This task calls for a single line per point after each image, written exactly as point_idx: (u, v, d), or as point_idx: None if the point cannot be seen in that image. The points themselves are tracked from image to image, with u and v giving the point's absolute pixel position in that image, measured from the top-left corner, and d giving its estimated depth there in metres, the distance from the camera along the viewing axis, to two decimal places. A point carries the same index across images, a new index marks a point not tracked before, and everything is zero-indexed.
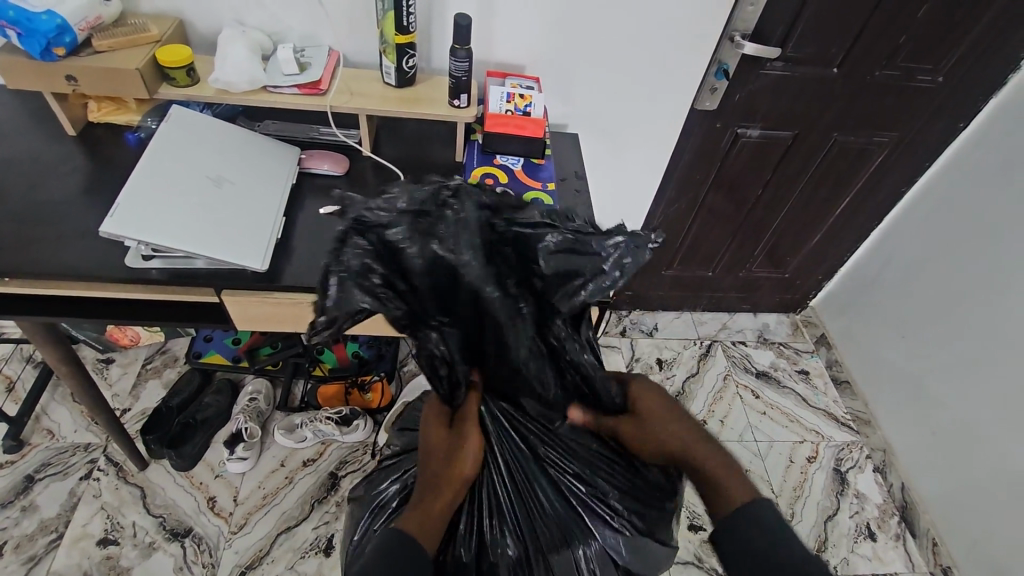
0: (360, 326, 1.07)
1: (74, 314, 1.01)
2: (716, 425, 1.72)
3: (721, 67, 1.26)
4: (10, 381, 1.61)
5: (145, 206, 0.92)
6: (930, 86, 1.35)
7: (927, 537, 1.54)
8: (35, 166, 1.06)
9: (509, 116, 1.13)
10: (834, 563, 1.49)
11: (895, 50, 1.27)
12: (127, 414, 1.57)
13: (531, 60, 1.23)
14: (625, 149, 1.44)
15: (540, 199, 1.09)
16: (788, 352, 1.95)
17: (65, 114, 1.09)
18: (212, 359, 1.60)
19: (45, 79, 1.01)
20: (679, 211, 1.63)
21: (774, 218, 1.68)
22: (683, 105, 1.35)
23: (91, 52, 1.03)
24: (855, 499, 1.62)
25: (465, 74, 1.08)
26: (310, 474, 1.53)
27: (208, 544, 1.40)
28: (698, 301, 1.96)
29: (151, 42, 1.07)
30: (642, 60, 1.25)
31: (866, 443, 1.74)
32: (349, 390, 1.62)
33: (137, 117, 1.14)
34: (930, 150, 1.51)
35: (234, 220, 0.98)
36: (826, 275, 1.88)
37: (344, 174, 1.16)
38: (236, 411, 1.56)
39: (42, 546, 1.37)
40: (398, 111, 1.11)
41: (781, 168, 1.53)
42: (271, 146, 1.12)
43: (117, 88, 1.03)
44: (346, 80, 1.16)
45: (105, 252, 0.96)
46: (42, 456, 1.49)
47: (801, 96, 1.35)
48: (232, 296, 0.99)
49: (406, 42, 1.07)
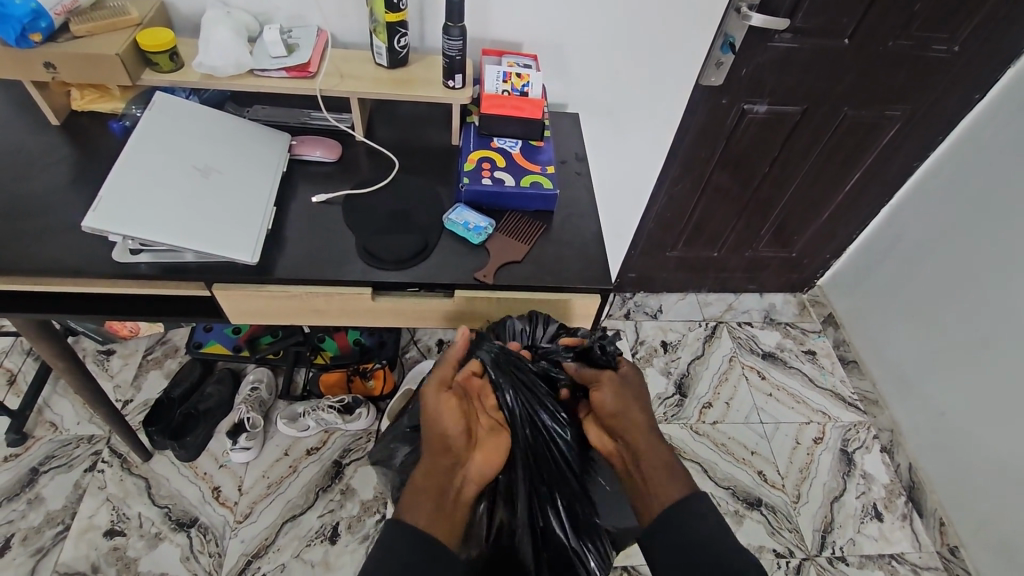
0: (356, 317, 1.04)
1: (63, 311, 0.99)
2: (721, 407, 1.71)
3: (727, 40, 1.21)
4: (11, 374, 1.60)
5: (127, 201, 0.89)
6: (946, 56, 1.29)
7: (934, 517, 1.53)
8: (18, 159, 1.03)
9: (506, 96, 1.09)
10: (840, 544, 1.48)
11: (909, 20, 1.21)
12: (129, 406, 1.57)
13: (527, 36, 1.18)
14: (626, 129, 1.39)
15: (539, 182, 1.06)
16: (795, 332, 1.92)
17: (46, 102, 1.05)
18: (213, 349, 1.57)
19: (22, 67, 0.97)
20: (683, 190, 1.59)
21: (781, 197, 1.64)
22: (687, 83, 1.30)
23: (70, 37, 0.99)
24: (861, 480, 1.61)
25: (460, 54, 1.03)
26: (314, 463, 1.53)
27: (214, 534, 1.41)
28: (702, 282, 1.93)
29: (131, 25, 1.02)
30: (643, 34, 1.20)
31: (874, 424, 1.72)
32: (351, 377, 1.60)
33: (121, 105, 1.10)
34: (943, 125, 1.45)
35: (225, 211, 0.95)
36: (834, 254, 1.85)
37: (337, 160, 1.12)
38: (238, 401, 1.54)
39: (50, 538, 1.37)
40: (390, 93, 1.07)
41: (790, 143, 1.48)
42: (259, 133, 1.08)
43: (99, 76, 0.99)
44: (336, 62, 1.12)
45: (92, 247, 0.94)
46: (46, 448, 1.49)
47: (811, 68, 1.30)
48: (223, 291, 0.96)
49: (397, 20, 1.02)
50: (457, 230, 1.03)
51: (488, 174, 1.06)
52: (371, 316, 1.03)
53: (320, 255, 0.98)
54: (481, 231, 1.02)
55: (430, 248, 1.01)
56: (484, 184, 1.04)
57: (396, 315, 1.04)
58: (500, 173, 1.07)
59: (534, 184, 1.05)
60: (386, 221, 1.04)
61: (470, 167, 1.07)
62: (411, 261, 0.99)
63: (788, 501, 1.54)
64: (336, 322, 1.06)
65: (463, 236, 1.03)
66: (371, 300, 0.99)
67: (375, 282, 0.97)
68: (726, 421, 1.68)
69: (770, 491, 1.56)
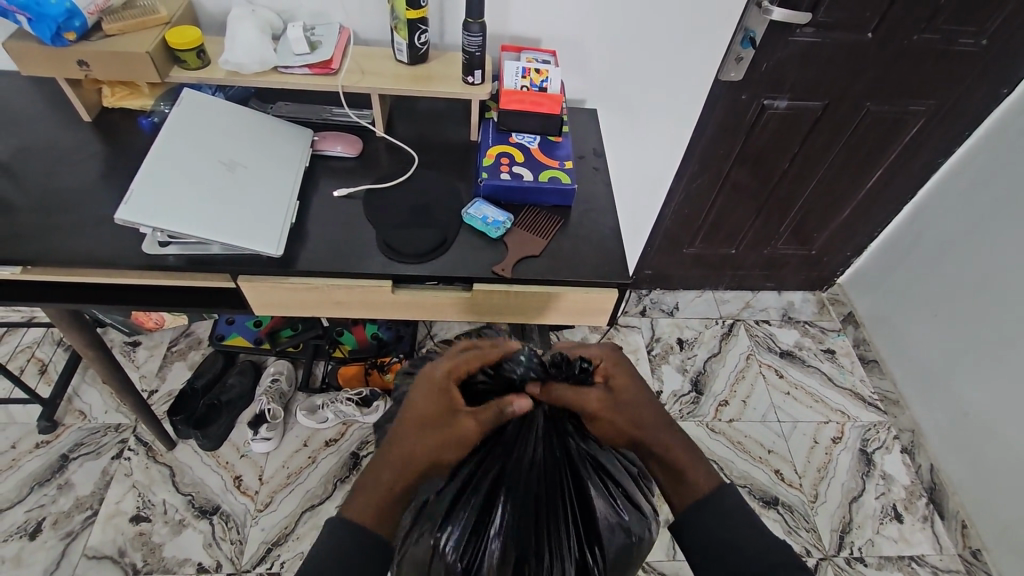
0: (376, 311, 1.06)
1: (93, 301, 1.02)
2: (737, 405, 1.70)
3: (747, 35, 1.20)
4: (42, 363, 1.65)
5: (156, 194, 0.91)
6: (972, 50, 1.27)
7: (956, 519, 1.50)
8: (52, 154, 1.06)
9: (524, 92, 1.09)
10: (858, 545, 1.47)
11: (935, 13, 1.19)
12: (154, 396, 1.61)
13: (546, 33, 1.19)
14: (644, 126, 1.39)
15: (557, 177, 1.06)
16: (814, 330, 1.90)
17: (79, 100, 1.09)
18: (235, 341, 1.61)
19: (57, 65, 1.00)
20: (701, 186, 1.58)
21: (801, 194, 1.62)
22: (707, 78, 1.29)
23: (102, 36, 1.02)
24: (881, 480, 1.59)
25: (479, 50, 1.04)
26: (332, 454, 1.56)
27: (235, 522, 1.44)
28: (720, 279, 1.92)
29: (160, 24, 1.05)
30: (663, 29, 1.20)
31: (894, 424, 1.70)
32: (369, 370, 1.62)
33: (150, 102, 1.13)
34: (970, 119, 1.43)
35: (250, 205, 0.98)
36: (854, 252, 1.83)
37: (358, 156, 1.14)
38: (259, 393, 1.57)
39: (79, 522, 1.41)
40: (411, 90, 1.09)
41: (810, 140, 1.47)
42: (283, 129, 1.10)
43: (129, 73, 1.02)
44: (358, 59, 1.13)
45: (122, 240, 0.97)
46: (75, 436, 1.54)
47: (832, 64, 1.29)
48: (248, 283, 0.98)
49: (418, 17, 1.04)
50: (476, 224, 1.04)
51: (506, 169, 1.07)
52: (391, 309, 1.05)
53: (340, 249, 1.00)
54: (499, 225, 1.03)
55: (449, 243, 1.02)
56: (503, 179, 1.05)
57: (416, 308, 1.05)
58: (518, 168, 1.07)
59: (552, 179, 1.06)
60: (405, 216, 1.05)
61: (488, 163, 1.08)
62: (432, 255, 1.00)
63: (805, 501, 1.53)
64: (356, 315, 1.08)
65: (481, 231, 1.04)
66: (392, 293, 1.01)
67: (394, 276, 0.98)
68: (743, 419, 1.67)
69: (788, 491, 1.54)
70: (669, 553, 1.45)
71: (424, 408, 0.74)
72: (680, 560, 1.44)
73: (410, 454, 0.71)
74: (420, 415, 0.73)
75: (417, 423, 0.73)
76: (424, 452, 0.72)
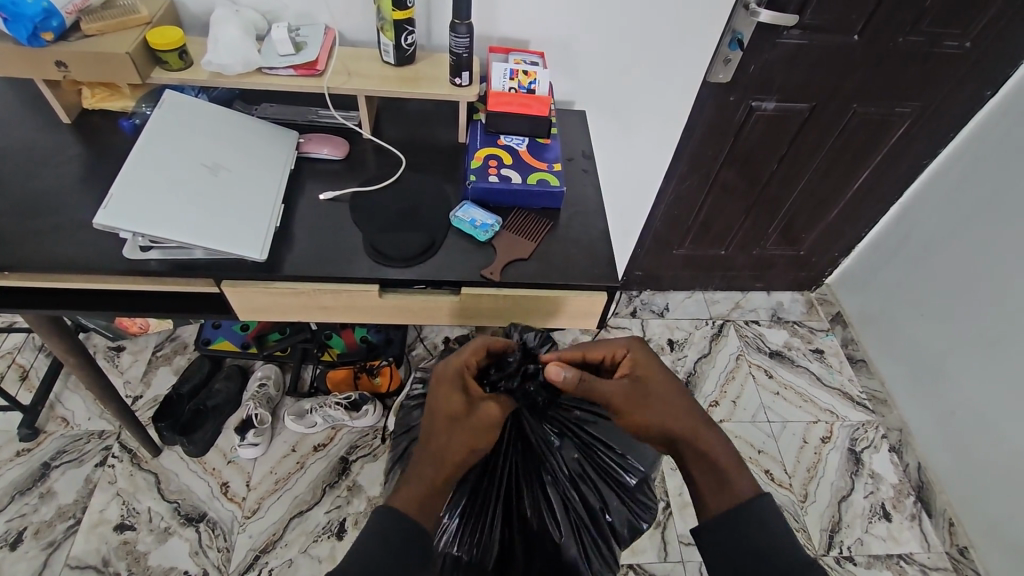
0: (363, 315, 1.05)
1: (72, 306, 1.00)
2: (728, 406, 1.70)
3: (735, 36, 1.20)
4: (23, 369, 1.62)
5: (135, 197, 0.90)
6: (957, 52, 1.28)
7: (943, 517, 1.52)
8: (30, 156, 1.04)
9: (513, 94, 1.08)
10: (847, 544, 1.48)
11: (919, 16, 1.20)
12: (139, 402, 1.58)
13: (534, 34, 1.18)
14: (633, 128, 1.39)
15: (546, 179, 1.06)
16: (802, 330, 1.91)
17: (58, 101, 1.06)
18: (222, 346, 1.59)
19: (33, 66, 0.98)
20: (690, 187, 1.59)
21: (790, 195, 1.63)
22: (695, 78, 1.29)
23: (81, 35, 0.99)
24: (869, 480, 1.60)
25: (466, 51, 1.03)
26: (321, 459, 1.54)
27: (223, 529, 1.42)
28: (710, 280, 1.93)
29: (141, 24, 1.03)
30: (650, 32, 1.20)
31: (883, 423, 1.71)
32: (358, 374, 1.61)
33: (132, 104, 1.11)
34: (955, 120, 1.43)
35: (234, 209, 0.96)
36: (841, 253, 1.84)
37: (344, 158, 1.12)
38: (246, 398, 1.56)
39: (61, 532, 1.39)
40: (397, 91, 1.07)
41: (799, 141, 1.47)
42: (269, 131, 1.09)
43: (109, 74, 1.00)
44: (343, 60, 1.12)
45: (102, 244, 0.95)
46: (58, 443, 1.51)
47: (820, 65, 1.29)
48: (232, 287, 0.97)
49: (404, 18, 1.03)
50: (464, 227, 1.03)
51: (494, 171, 1.06)
52: (378, 314, 1.04)
53: (326, 252, 0.99)
54: (488, 228, 1.02)
55: (436, 246, 1.01)
56: (491, 182, 1.04)
57: (403, 313, 1.04)
58: (507, 170, 1.07)
59: (541, 181, 1.05)
60: (393, 219, 1.04)
61: (476, 165, 1.07)
62: (420, 258, 0.99)
63: (795, 501, 1.53)
64: (343, 319, 1.06)
65: (469, 234, 1.03)
66: (379, 298, 1.00)
67: (382, 280, 0.97)
68: (733, 419, 1.67)
69: (777, 491, 1.55)
70: (662, 554, 1.45)
71: (454, 401, 0.77)
72: (672, 561, 1.44)
73: (444, 449, 0.73)
74: (449, 409, 0.76)
75: (445, 420, 0.75)
76: (456, 449, 0.73)
